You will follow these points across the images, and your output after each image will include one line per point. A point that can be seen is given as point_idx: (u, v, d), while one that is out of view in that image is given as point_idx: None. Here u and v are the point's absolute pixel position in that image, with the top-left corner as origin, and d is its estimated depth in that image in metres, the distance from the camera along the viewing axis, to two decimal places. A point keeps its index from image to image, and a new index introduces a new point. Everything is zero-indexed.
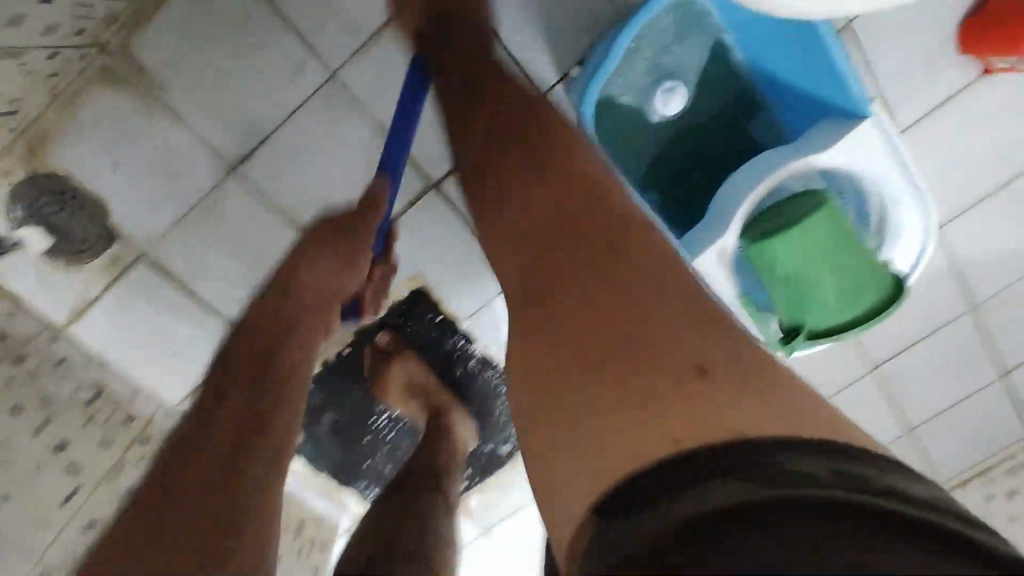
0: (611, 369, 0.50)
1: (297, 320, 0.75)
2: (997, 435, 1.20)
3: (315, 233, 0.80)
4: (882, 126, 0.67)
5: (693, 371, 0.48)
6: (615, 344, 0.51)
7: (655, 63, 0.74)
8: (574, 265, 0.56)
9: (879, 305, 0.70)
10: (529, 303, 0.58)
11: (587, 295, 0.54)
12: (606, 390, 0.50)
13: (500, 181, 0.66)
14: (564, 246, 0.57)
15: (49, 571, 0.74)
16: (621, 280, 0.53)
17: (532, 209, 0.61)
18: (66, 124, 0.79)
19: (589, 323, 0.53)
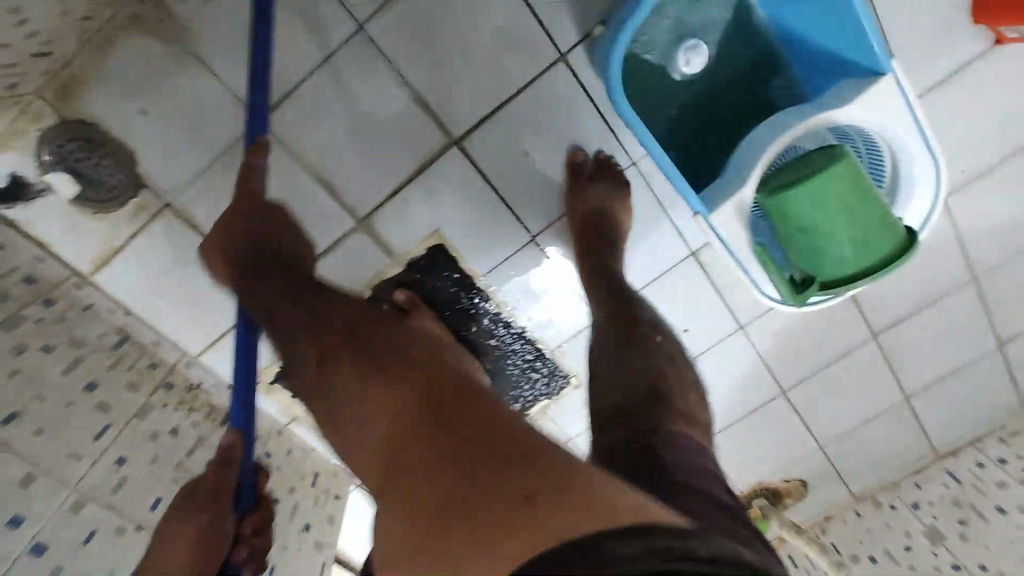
0: (465, 510, 0.53)
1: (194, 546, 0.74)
2: (989, 405, 1.25)
3: (164, 526, 0.76)
4: (901, 83, 0.69)
5: (522, 496, 0.52)
6: (446, 504, 0.54)
7: (679, 20, 0.76)
8: (416, 455, 0.58)
9: (893, 255, 0.72)
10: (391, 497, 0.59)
11: (430, 472, 0.57)
12: (474, 529, 0.52)
13: (348, 383, 0.65)
14: (415, 431, 0.59)
15: (85, 502, 0.76)
16: (445, 462, 0.56)
17: (366, 400, 0.64)
18: (97, 70, 0.81)
19: (431, 498, 0.56)
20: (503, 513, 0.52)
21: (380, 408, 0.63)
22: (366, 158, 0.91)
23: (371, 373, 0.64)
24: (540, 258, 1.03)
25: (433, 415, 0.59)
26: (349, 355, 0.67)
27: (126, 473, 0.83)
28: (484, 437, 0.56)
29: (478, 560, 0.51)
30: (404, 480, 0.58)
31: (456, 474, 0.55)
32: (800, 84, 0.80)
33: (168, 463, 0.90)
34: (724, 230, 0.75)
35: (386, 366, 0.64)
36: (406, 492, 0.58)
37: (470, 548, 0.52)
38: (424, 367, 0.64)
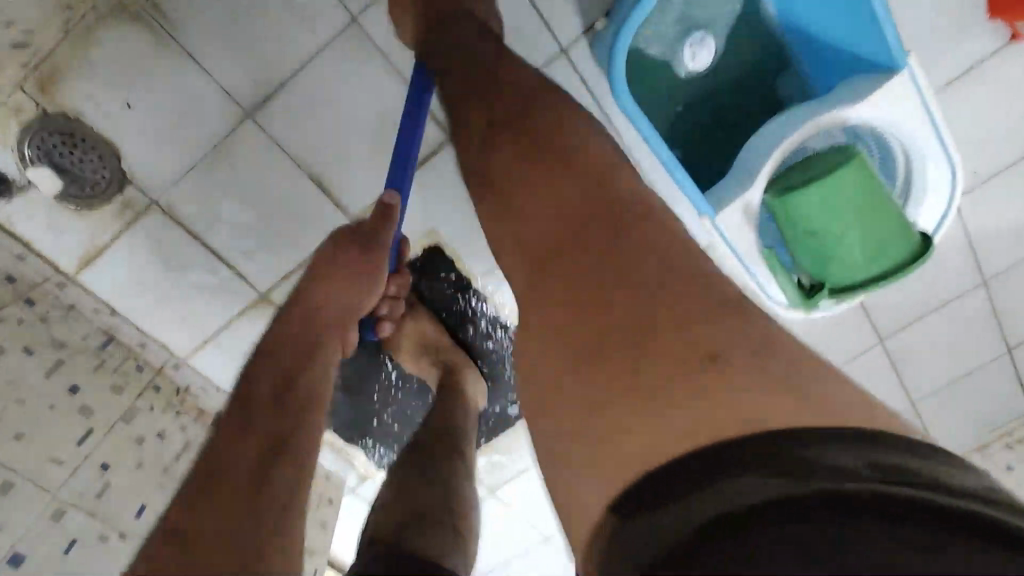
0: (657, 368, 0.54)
1: (315, 339, 0.78)
2: (996, 409, 1.23)
3: (329, 245, 0.80)
4: (917, 81, 0.66)
5: (708, 360, 0.53)
6: (622, 325, 0.57)
7: (685, 14, 0.73)
8: (575, 259, 0.61)
9: (904, 260, 0.70)
10: (546, 272, 0.63)
11: (599, 286, 0.59)
12: (654, 374, 0.54)
13: (501, 170, 0.68)
14: (572, 244, 0.62)
15: (66, 510, 0.73)
16: (608, 279, 0.59)
17: (531, 199, 0.65)
18: (78, 62, 0.77)
19: (602, 317, 0.58)
20: (671, 351, 0.54)
21: (535, 203, 0.65)
22: (361, 156, 0.89)
23: (530, 166, 0.66)
24: None
25: (591, 233, 0.61)
26: (508, 157, 0.67)
27: (110, 479, 0.80)
28: (658, 269, 0.58)
29: (632, 414, 0.54)
30: (561, 275, 0.62)
31: (624, 284, 0.58)
32: (809, 82, 0.78)
33: (154, 467, 0.87)
34: (729, 234, 0.72)
35: (552, 175, 0.64)
36: (561, 286, 0.61)
37: (636, 379, 0.55)
38: (588, 166, 0.64)
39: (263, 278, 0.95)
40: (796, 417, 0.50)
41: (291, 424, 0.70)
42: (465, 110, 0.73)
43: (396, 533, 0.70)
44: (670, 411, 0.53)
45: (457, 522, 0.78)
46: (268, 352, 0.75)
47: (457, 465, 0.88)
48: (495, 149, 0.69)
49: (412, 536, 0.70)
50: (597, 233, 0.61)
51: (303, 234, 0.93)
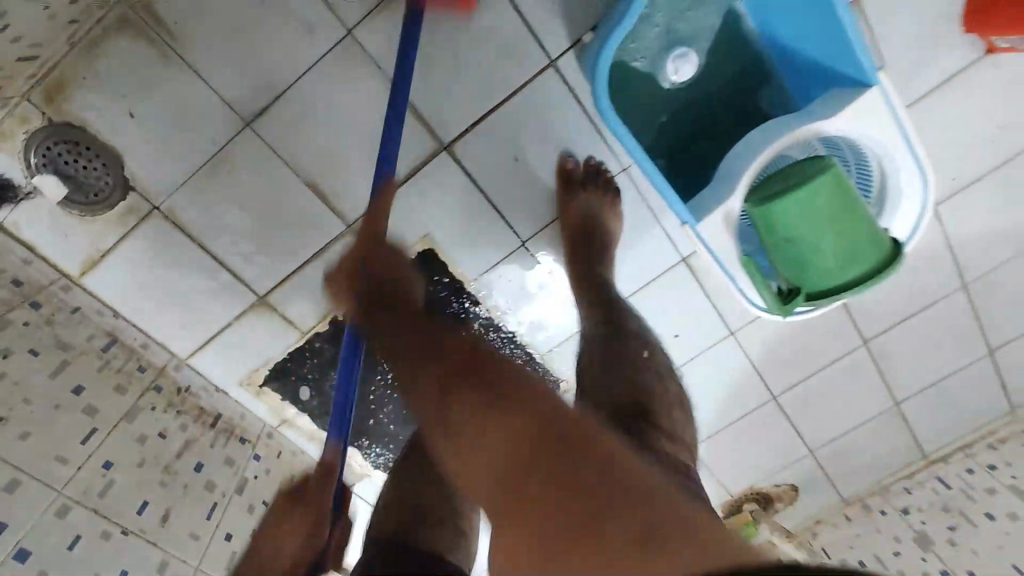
0: (547, 515, 0.53)
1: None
2: (978, 410, 1.26)
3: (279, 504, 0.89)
4: (888, 96, 0.68)
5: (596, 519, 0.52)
6: (532, 489, 0.55)
7: (669, 28, 0.76)
8: (535, 502, 0.54)
9: (877, 268, 0.72)
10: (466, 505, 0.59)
11: (501, 452, 0.57)
12: (546, 529, 0.53)
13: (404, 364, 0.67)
14: (537, 475, 0.55)
15: (70, 506, 0.76)
16: (572, 515, 0.52)
17: (489, 440, 0.58)
18: (83, 74, 0.80)
19: (512, 487, 0.56)
20: (569, 508, 0.53)
21: (490, 445, 0.58)
22: (357, 163, 0.92)
23: (484, 405, 0.59)
24: (531, 263, 1.02)
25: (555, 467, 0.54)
26: (462, 380, 0.61)
27: (113, 477, 0.83)
28: (556, 433, 0.56)
29: (531, 557, 0.54)
30: (482, 460, 0.58)
31: (584, 520, 0.52)
32: (790, 93, 0.80)
33: (156, 465, 0.89)
34: (710, 240, 0.75)
35: (506, 412, 0.58)
36: (535, 525, 0.54)
37: (545, 534, 0.53)
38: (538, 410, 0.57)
39: (262, 281, 0.97)
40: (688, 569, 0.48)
41: None
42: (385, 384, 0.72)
43: (397, 529, 0.77)
44: (553, 555, 0.52)
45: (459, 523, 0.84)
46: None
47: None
48: (448, 405, 0.61)
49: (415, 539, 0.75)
50: (552, 472, 0.54)
51: (302, 239, 0.95)
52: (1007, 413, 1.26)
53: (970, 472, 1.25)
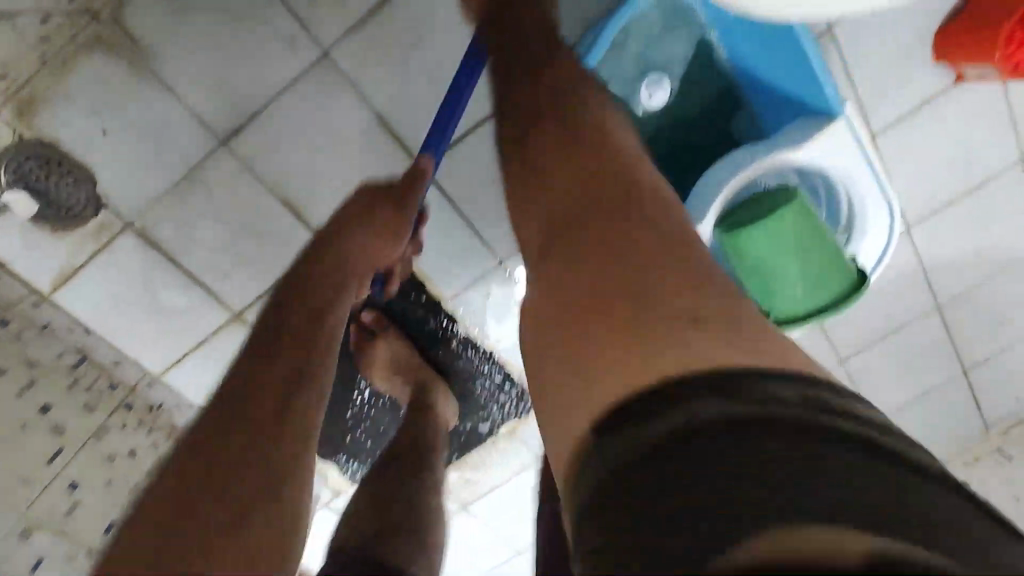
0: (597, 263, 0.54)
1: (331, 279, 0.76)
2: (951, 429, 1.27)
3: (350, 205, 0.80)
4: (852, 127, 0.71)
5: (656, 279, 0.51)
6: (582, 230, 0.58)
7: (641, 56, 0.76)
8: (575, 231, 0.58)
9: (841, 296, 0.74)
10: (543, 257, 0.60)
11: (561, 175, 0.63)
12: (587, 264, 0.55)
13: (518, 156, 0.68)
14: (596, 233, 0.56)
15: (33, 528, 0.76)
16: (599, 268, 0.54)
17: (555, 173, 0.64)
18: (54, 90, 0.79)
19: (563, 217, 0.60)
20: (616, 251, 0.54)
21: (564, 196, 0.61)
22: (332, 181, 0.91)
23: (558, 156, 0.64)
24: (508, 281, 1.02)
25: (603, 216, 0.57)
26: (551, 140, 0.66)
27: (79, 497, 0.83)
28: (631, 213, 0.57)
29: (571, 290, 0.55)
30: (551, 194, 0.62)
31: (612, 266, 0.53)
32: (763, 122, 0.80)
33: (122, 484, 0.91)
34: None
35: (579, 157, 0.63)
36: (561, 276, 0.56)
37: (598, 276, 0.53)
38: (616, 163, 0.62)
39: (237, 298, 0.97)
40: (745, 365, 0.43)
41: (290, 409, 0.64)
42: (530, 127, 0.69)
43: (362, 540, 0.84)
44: (594, 294, 0.52)
45: (422, 539, 0.87)
46: (282, 301, 0.72)
47: (421, 483, 0.94)
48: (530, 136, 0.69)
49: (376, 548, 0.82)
50: (601, 213, 0.57)
51: (277, 256, 0.95)
52: (983, 432, 1.27)
53: None
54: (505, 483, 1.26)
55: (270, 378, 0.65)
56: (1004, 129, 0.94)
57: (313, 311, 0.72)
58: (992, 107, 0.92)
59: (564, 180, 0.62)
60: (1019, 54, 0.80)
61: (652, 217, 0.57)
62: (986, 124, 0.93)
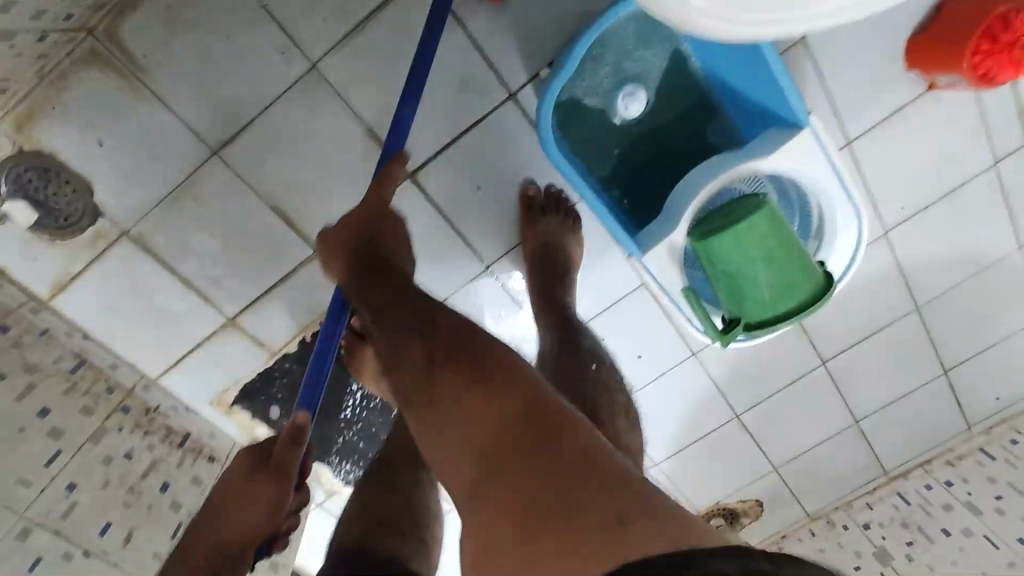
0: (539, 505, 0.63)
1: (222, 531, 0.81)
2: (935, 428, 1.29)
3: (233, 470, 0.84)
4: (818, 139, 0.73)
5: (599, 522, 0.60)
6: (519, 471, 0.65)
7: (617, 68, 0.79)
8: (511, 470, 0.65)
9: (810, 300, 0.77)
10: (480, 498, 0.67)
11: (473, 412, 0.69)
12: (539, 509, 0.63)
13: (429, 395, 0.71)
14: (520, 457, 0.66)
15: (32, 528, 0.78)
16: (547, 503, 0.63)
17: (466, 413, 0.69)
18: (52, 105, 0.82)
19: (496, 457, 0.67)
20: (549, 467, 0.65)
21: (480, 429, 0.68)
22: (322, 188, 0.94)
23: (473, 398, 0.69)
24: (495, 286, 1.05)
25: (533, 453, 0.66)
26: (454, 376, 0.71)
27: (76, 498, 0.85)
28: (558, 449, 0.65)
29: (510, 518, 0.64)
30: (468, 429, 0.69)
31: (554, 498, 0.63)
32: (737, 128, 0.84)
33: (121, 487, 0.91)
34: (656, 269, 0.79)
35: (492, 396, 0.69)
36: (503, 493, 0.65)
37: (542, 503, 0.63)
38: (526, 400, 0.69)
39: (231, 303, 0.99)
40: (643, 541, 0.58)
41: None
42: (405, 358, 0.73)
43: (363, 538, 0.84)
44: (536, 526, 0.62)
45: (423, 534, 0.88)
46: (201, 523, 0.82)
47: (421, 480, 0.94)
48: (432, 375, 0.71)
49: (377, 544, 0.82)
50: (531, 452, 0.65)
51: (268, 263, 0.98)
52: (966, 430, 1.29)
53: (928, 488, 1.29)
54: None
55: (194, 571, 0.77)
56: (974, 135, 0.97)
57: (224, 533, 0.81)
58: (963, 113, 0.94)
59: (474, 419, 0.69)
60: (986, 64, 0.83)
61: (571, 445, 0.66)
62: (956, 132, 0.96)
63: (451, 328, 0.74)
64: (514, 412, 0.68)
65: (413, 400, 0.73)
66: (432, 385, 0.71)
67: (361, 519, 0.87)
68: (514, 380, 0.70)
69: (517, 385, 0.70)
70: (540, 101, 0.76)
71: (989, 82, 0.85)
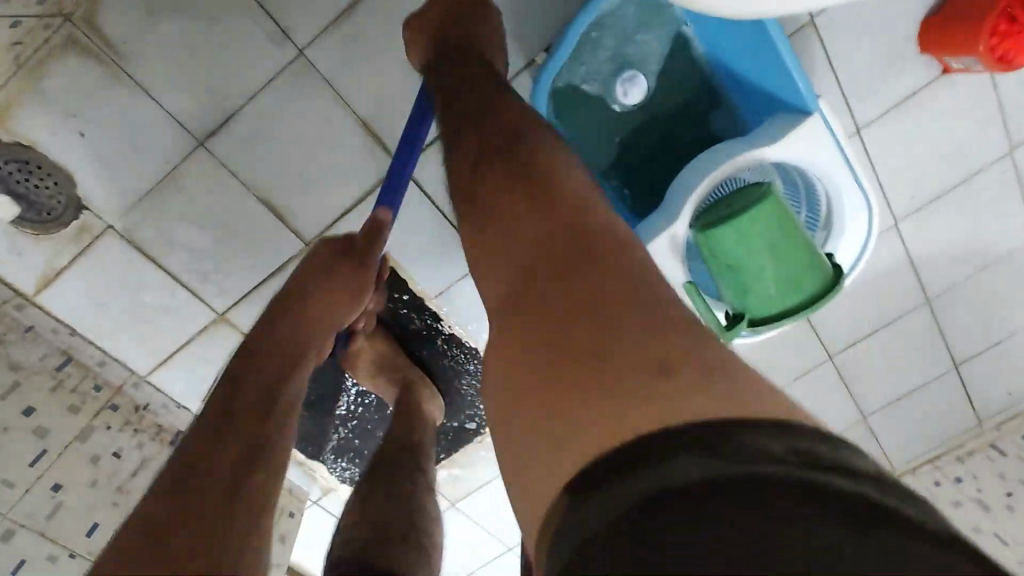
0: (572, 321, 0.51)
1: (301, 322, 0.81)
2: (945, 425, 1.26)
3: (314, 258, 0.84)
4: (827, 123, 0.70)
5: (645, 349, 0.48)
6: (554, 281, 0.54)
7: (616, 52, 0.76)
8: (538, 286, 0.55)
9: (818, 295, 0.74)
10: (507, 306, 0.57)
11: (518, 213, 0.60)
12: (569, 325, 0.51)
13: (483, 185, 0.65)
14: (558, 268, 0.55)
15: (16, 529, 0.78)
16: (573, 326, 0.51)
17: (511, 214, 0.61)
18: (30, 94, 0.79)
19: (530, 264, 0.57)
20: (593, 283, 0.52)
21: (522, 231, 0.59)
22: (311, 180, 0.91)
23: (516, 207, 0.61)
24: None
25: (565, 275, 0.54)
26: (500, 182, 0.64)
27: (62, 499, 0.84)
28: (609, 264, 0.54)
29: (537, 330, 0.53)
30: (509, 226, 0.60)
31: (583, 323, 0.51)
32: (741, 114, 0.80)
33: (109, 485, 0.90)
34: (657, 263, 0.76)
35: (537, 207, 0.60)
36: (532, 306, 0.55)
37: (574, 322, 0.51)
38: (573, 216, 0.58)
39: (221, 299, 0.97)
40: (702, 397, 0.45)
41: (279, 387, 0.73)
42: (467, 137, 0.70)
43: (362, 548, 0.80)
44: (565, 343, 0.51)
45: (423, 539, 0.86)
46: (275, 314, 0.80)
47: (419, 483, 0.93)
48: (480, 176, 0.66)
49: (376, 554, 0.79)
50: (564, 270, 0.54)
51: (258, 257, 0.95)
52: (977, 427, 1.25)
53: None
54: (495, 481, 1.26)
55: (245, 401, 0.69)
56: (990, 120, 0.93)
57: (299, 327, 0.80)
58: (979, 97, 0.90)
59: (517, 222, 0.60)
60: (1003, 47, 0.79)
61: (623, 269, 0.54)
62: (971, 117, 0.92)
63: (509, 119, 0.69)
64: (565, 218, 0.58)
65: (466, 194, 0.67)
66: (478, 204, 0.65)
67: (359, 531, 0.84)
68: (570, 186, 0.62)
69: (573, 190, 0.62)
70: (535, 86, 0.73)
71: (1007, 65, 0.81)
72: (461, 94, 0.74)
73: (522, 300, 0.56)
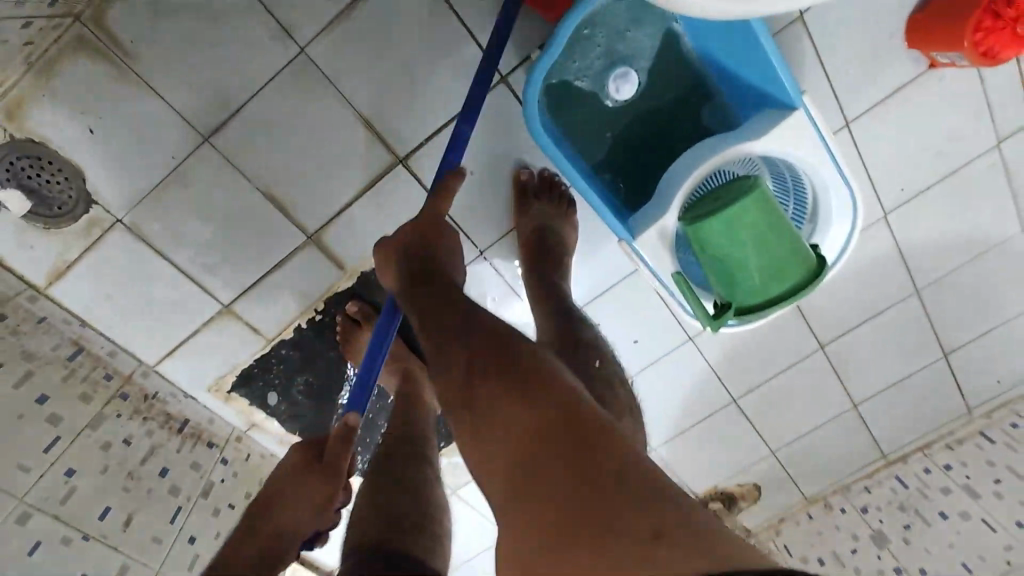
0: (575, 511, 0.61)
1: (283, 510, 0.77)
2: (935, 412, 1.29)
3: (286, 465, 0.82)
4: (813, 118, 0.73)
5: (639, 527, 0.58)
6: (554, 475, 0.63)
7: (609, 49, 0.78)
8: (548, 474, 0.64)
9: (802, 286, 0.76)
10: (514, 506, 0.65)
11: (507, 410, 0.69)
12: (573, 513, 0.61)
13: (472, 390, 0.72)
14: (555, 464, 0.64)
15: (32, 512, 0.79)
16: (591, 508, 0.60)
17: (504, 415, 0.69)
18: (40, 91, 0.82)
19: (532, 461, 0.65)
20: (587, 473, 0.62)
21: (518, 431, 0.68)
22: (313, 174, 0.94)
23: (515, 403, 0.69)
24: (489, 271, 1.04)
25: (564, 471, 0.63)
26: (491, 382, 0.71)
27: (75, 483, 0.86)
28: (596, 457, 0.63)
29: (550, 524, 0.62)
30: (503, 423, 0.69)
31: (600, 509, 0.60)
32: (730, 111, 0.82)
33: (120, 471, 0.93)
34: (649, 254, 0.79)
35: (532, 400, 0.68)
36: (540, 509, 0.63)
37: (580, 507, 0.61)
38: (570, 409, 0.67)
39: (226, 290, 1.00)
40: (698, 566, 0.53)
41: None
42: (447, 352, 0.76)
43: (377, 537, 0.79)
44: (573, 531, 0.60)
45: (436, 530, 0.87)
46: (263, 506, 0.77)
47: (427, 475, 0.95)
48: (476, 373, 0.73)
49: (394, 542, 0.79)
50: (572, 459, 0.63)
51: (262, 249, 0.98)
52: (966, 413, 1.29)
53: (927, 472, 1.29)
54: None
55: None
56: (977, 113, 0.95)
57: (281, 524, 0.76)
58: (965, 91, 0.93)
59: (512, 423, 0.68)
60: (988, 42, 0.80)
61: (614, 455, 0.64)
62: (958, 112, 0.94)
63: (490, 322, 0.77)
64: (551, 415, 0.67)
65: (457, 393, 0.74)
66: (476, 399, 0.72)
67: (372, 515, 0.85)
68: (553, 376, 0.71)
69: (554, 380, 0.71)
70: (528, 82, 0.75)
71: (992, 61, 0.82)
72: (430, 314, 0.80)
73: (528, 494, 0.65)
